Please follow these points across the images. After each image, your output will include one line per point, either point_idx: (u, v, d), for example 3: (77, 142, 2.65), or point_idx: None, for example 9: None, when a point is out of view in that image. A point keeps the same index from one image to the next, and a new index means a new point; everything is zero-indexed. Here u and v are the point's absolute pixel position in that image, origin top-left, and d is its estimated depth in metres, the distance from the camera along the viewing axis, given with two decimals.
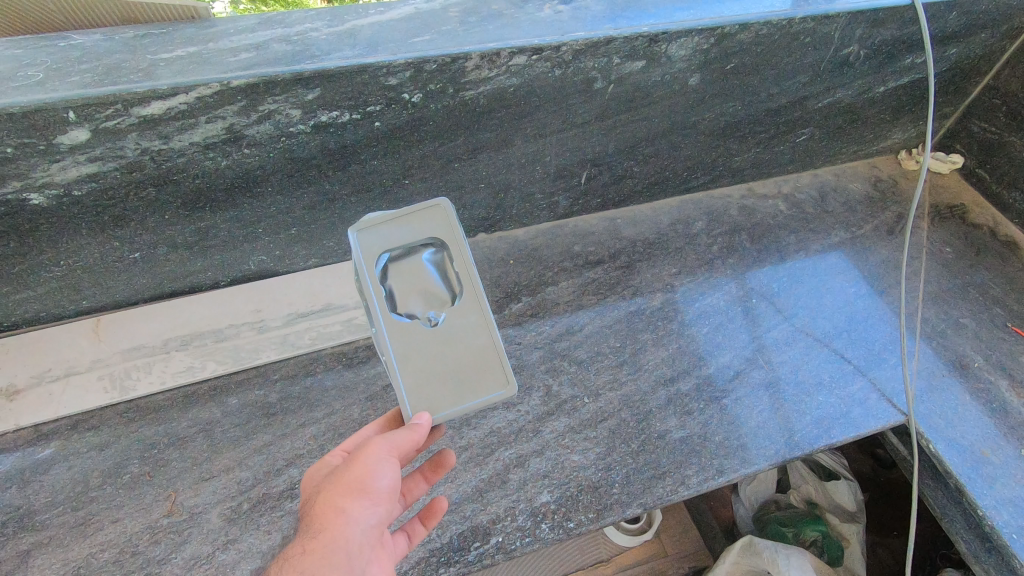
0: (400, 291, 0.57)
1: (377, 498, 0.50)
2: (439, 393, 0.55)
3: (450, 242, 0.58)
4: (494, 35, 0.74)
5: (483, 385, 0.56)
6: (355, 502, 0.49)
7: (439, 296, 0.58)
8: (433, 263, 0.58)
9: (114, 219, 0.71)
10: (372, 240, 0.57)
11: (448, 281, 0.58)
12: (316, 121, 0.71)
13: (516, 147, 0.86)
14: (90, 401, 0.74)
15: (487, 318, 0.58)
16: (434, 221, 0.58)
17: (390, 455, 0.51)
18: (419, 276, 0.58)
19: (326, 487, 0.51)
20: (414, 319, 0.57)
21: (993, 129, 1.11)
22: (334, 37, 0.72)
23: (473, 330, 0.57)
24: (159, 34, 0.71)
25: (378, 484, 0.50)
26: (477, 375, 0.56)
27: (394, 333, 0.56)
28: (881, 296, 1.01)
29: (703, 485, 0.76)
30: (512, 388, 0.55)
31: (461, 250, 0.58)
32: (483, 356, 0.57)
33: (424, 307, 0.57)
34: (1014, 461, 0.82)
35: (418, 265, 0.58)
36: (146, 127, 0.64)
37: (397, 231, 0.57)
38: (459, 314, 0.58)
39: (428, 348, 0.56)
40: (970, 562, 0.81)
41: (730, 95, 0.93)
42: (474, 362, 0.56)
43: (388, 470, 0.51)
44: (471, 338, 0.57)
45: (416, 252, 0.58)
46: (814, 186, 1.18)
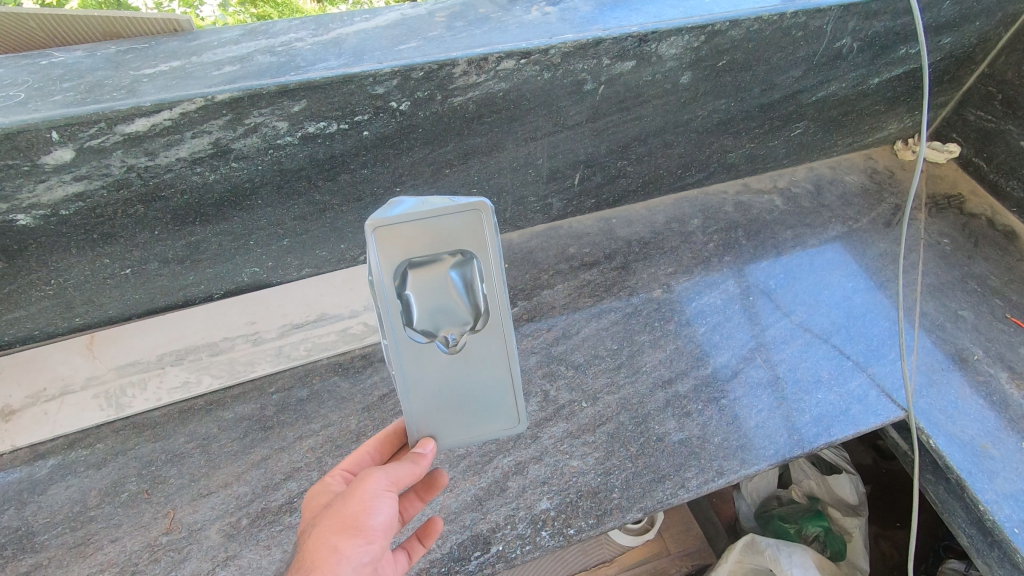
0: (420, 306, 0.52)
1: (371, 536, 0.51)
2: (449, 422, 0.57)
3: (483, 258, 0.52)
4: (482, 40, 0.74)
5: (492, 419, 0.58)
6: (351, 539, 0.49)
7: (463, 315, 0.53)
8: (461, 277, 0.52)
9: (104, 237, 0.71)
10: (393, 245, 0.50)
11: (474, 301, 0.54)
12: (304, 132, 0.70)
13: (508, 151, 0.86)
14: (85, 419, 0.74)
15: (509, 349, 0.57)
16: (468, 231, 0.52)
17: (388, 491, 0.53)
18: (444, 291, 0.52)
19: (321, 520, 0.51)
20: (432, 338, 0.54)
21: (989, 118, 1.10)
22: (320, 47, 0.71)
23: (494, 362, 0.57)
24: (142, 49, 0.70)
25: (374, 521, 0.51)
26: (490, 408, 0.58)
27: (408, 351, 0.54)
28: (879, 290, 1.00)
29: (703, 488, 0.76)
30: (521, 427, 0.59)
31: (496, 269, 0.53)
32: (498, 390, 0.58)
33: (445, 326, 0.54)
34: (1015, 454, 0.82)
35: (443, 280, 0.52)
36: (131, 144, 0.63)
37: (423, 241, 0.51)
38: (480, 341, 0.56)
39: (441, 372, 0.55)
40: (973, 557, 0.81)
41: (723, 92, 0.93)
42: (488, 394, 0.58)
43: (385, 506, 0.52)
44: (487, 368, 0.57)
45: (442, 263, 0.51)
46: (810, 179, 1.18)
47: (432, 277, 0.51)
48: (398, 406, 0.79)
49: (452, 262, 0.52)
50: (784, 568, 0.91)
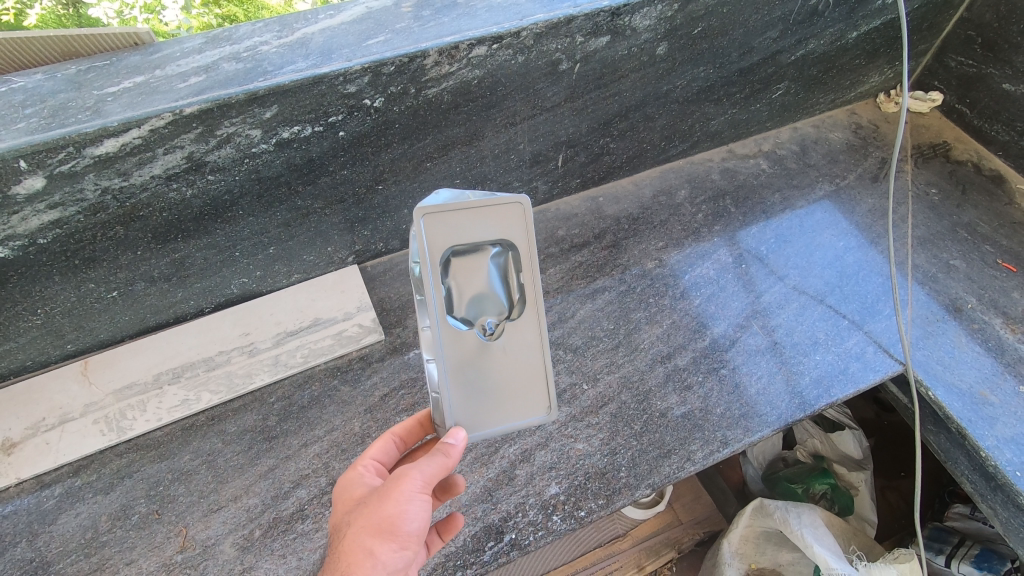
0: (460, 294, 0.55)
1: (405, 543, 0.51)
2: (488, 405, 0.57)
3: (521, 246, 0.56)
4: (451, 28, 0.72)
5: (525, 408, 0.58)
6: (384, 544, 0.50)
7: (496, 304, 0.57)
8: (496, 264, 0.56)
9: (85, 262, 0.69)
10: (439, 234, 0.53)
11: (509, 289, 0.57)
12: (278, 138, 0.69)
13: (488, 139, 0.85)
14: (87, 446, 0.74)
15: (543, 340, 0.58)
16: (509, 223, 0.55)
17: (421, 494, 0.53)
18: (484, 276, 0.56)
19: (356, 521, 0.52)
20: (471, 325, 0.56)
21: (970, 63, 1.09)
22: (286, 49, 0.69)
23: (527, 353, 0.58)
24: (103, 67, 0.68)
25: (407, 529, 0.52)
26: (529, 392, 0.58)
27: (450, 338, 0.55)
28: (871, 247, 1.00)
29: (709, 459, 0.77)
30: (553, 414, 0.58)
31: (530, 267, 0.56)
32: (532, 372, 0.58)
33: (481, 313, 0.56)
34: (1013, 398, 0.82)
35: (482, 265, 0.56)
36: (103, 166, 0.62)
37: (466, 228, 0.54)
38: (516, 328, 0.58)
39: (483, 358, 0.56)
40: (977, 501, 0.83)
41: (700, 59, 0.91)
42: (525, 379, 0.58)
43: (418, 511, 0.53)
44: (525, 356, 0.58)
45: (482, 253, 0.55)
46: (795, 140, 1.17)
47: (462, 264, 0.55)
48: (400, 404, 0.80)
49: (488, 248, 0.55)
50: (793, 529, 0.90)
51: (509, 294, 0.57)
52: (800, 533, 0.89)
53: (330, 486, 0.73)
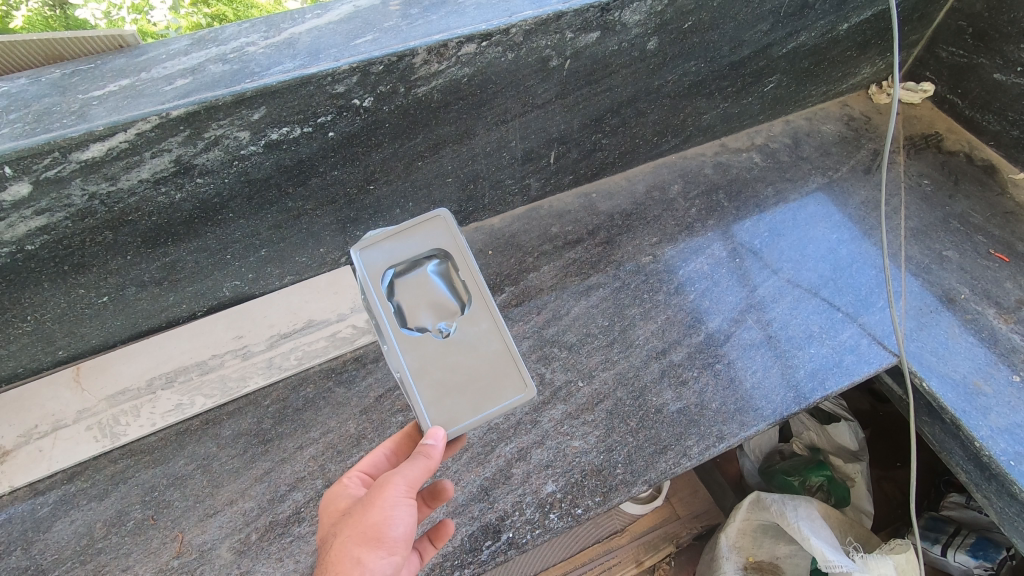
0: (407, 307, 0.57)
1: (393, 549, 0.50)
2: (463, 398, 0.55)
3: (453, 250, 0.59)
4: (439, 26, 0.71)
5: (500, 392, 0.56)
6: (371, 552, 0.49)
7: (445, 305, 0.58)
8: (437, 271, 0.59)
9: (74, 267, 0.69)
10: (376, 259, 0.57)
11: (455, 290, 0.59)
12: (267, 140, 0.68)
13: (479, 137, 0.84)
14: (81, 453, 0.73)
15: (499, 326, 0.58)
16: (438, 232, 0.59)
17: (406, 497, 0.52)
18: (429, 287, 0.58)
19: (342, 531, 0.51)
20: (425, 331, 0.57)
21: (961, 53, 1.09)
22: (273, 50, 0.69)
23: (488, 341, 0.58)
24: (88, 71, 0.68)
25: (394, 535, 0.50)
26: (498, 375, 0.56)
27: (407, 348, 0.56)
28: (864, 239, 1.00)
29: (704, 454, 0.77)
30: (532, 392, 0.56)
31: (468, 264, 0.59)
32: (499, 360, 0.57)
33: (433, 319, 0.58)
34: (1006, 388, 0.83)
35: (423, 277, 0.58)
36: (90, 171, 0.61)
37: (398, 246, 0.58)
38: (470, 322, 0.58)
39: (444, 358, 0.56)
40: (972, 490, 0.83)
41: (691, 54, 0.91)
42: (494, 366, 0.57)
43: (404, 515, 0.51)
44: (484, 345, 0.57)
45: (421, 265, 0.59)
46: (787, 133, 1.17)
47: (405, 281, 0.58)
48: (396, 405, 0.79)
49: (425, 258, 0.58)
50: (790, 521, 0.90)
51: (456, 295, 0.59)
52: (797, 525, 0.89)
53: (326, 488, 0.72)
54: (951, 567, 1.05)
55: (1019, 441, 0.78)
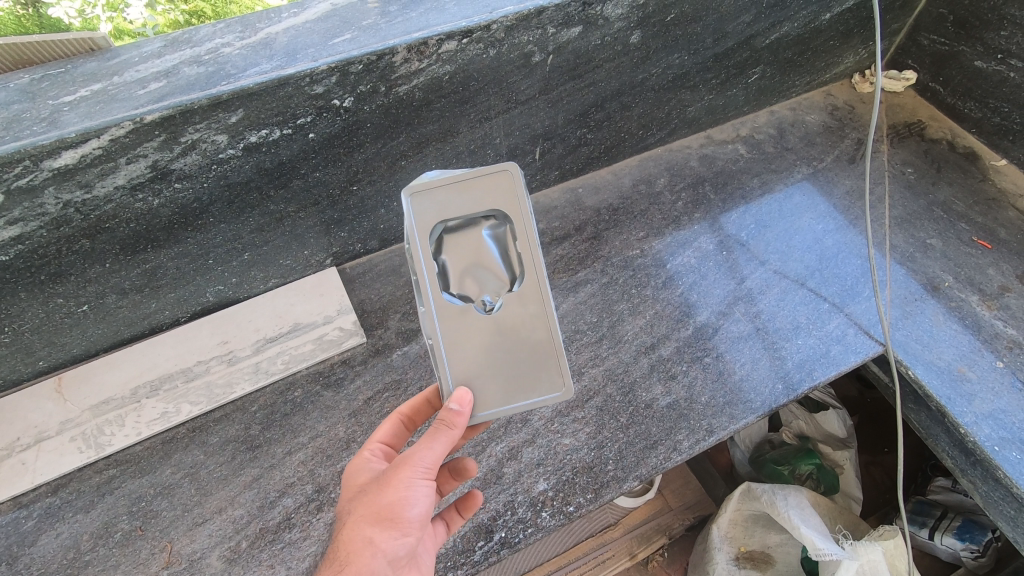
0: (454, 269, 0.57)
1: (408, 528, 0.53)
2: (492, 381, 0.56)
3: (514, 217, 0.56)
4: (419, 23, 0.70)
5: (536, 386, 0.57)
6: (385, 533, 0.52)
7: (495, 274, 0.57)
8: (494, 239, 0.57)
9: (52, 277, 0.67)
10: (427, 212, 0.55)
11: (508, 262, 0.57)
12: (246, 143, 0.67)
13: (463, 135, 0.83)
14: (65, 464, 0.72)
15: (548, 314, 0.57)
16: (498, 193, 0.55)
17: (423, 478, 0.54)
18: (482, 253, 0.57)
19: (358, 508, 0.53)
20: (470, 301, 0.57)
21: (943, 41, 1.10)
22: (249, 50, 0.67)
23: (534, 328, 0.57)
24: (57, 75, 0.66)
25: (409, 514, 0.53)
26: (540, 368, 0.57)
27: (449, 314, 0.56)
28: (850, 229, 1.01)
29: (695, 448, 0.77)
30: (568, 389, 0.57)
31: (528, 234, 0.56)
32: (540, 351, 0.57)
33: (479, 288, 0.57)
34: (990, 373, 0.84)
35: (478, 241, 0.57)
36: (63, 179, 0.60)
37: (455, 202, 0.55)
38: (520, 303, 0.57)
39: (487, 336, 0.57)
40: (958, 476, 0.84)
41: (675, 46, 0.90)
42: (536, 357, 0.57)
43: (422, 493, 0.54)
44: (533, 331, 0.57)
45: (477, 226, 0.57)
46: (772, 124, 1.17)
47: (465, 236, 0.57)
48: (385, 408, 0.79)
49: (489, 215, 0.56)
50: (781, 510, 0.91)
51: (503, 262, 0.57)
52: (787, 514, 0.90)
53: (316, 493, 0.72)
54: (938, 550, 1.07)
55: (1003, 426, 0.79)
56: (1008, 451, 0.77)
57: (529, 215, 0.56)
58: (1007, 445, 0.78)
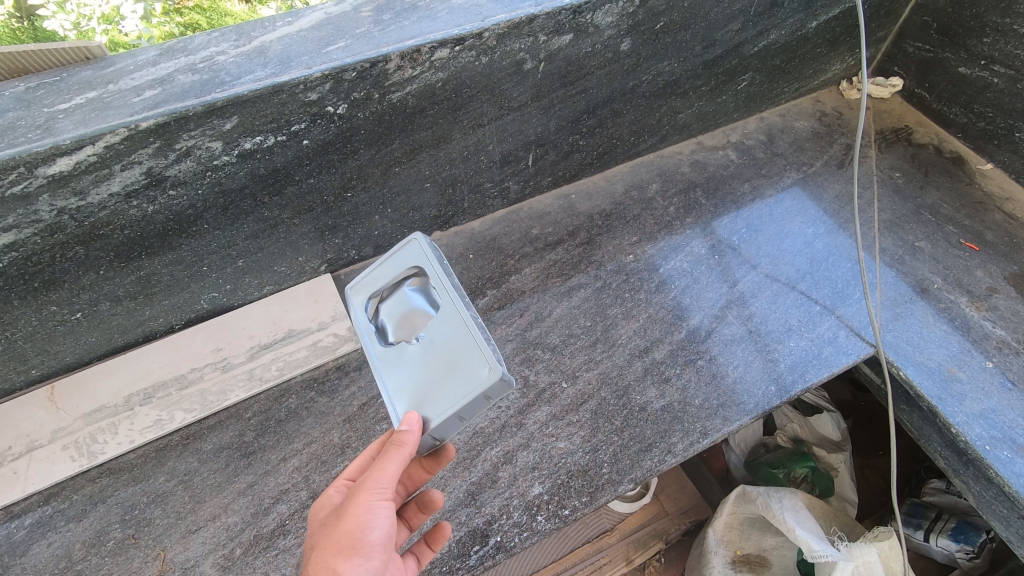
0: (389, 326, 0.61)
1: (371, 552, 0.51)
2: (432, 400, 0.55)
3: (424, 262, 0.59)
4: (412, 31, 0.71)
5: (470, 379, 0.52)
6: (348, 560, 0.50)
7: (421, 314, 0.59)
8: (417, 286, 0.60)
9: (45, 285, 0.67)
10: (364, 288, 0.63)
11: (429, 298, 0.59)
12: (240, 149, 0.67)
13: (456, 141, 0.84)
14: (58, 472, 0.72)
15: (467, 315, 0.55)
16: (410, 248, 0.61)
17: (381, 501, 0.52)
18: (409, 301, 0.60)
19: (319, 540, 0.51)
20: (405, 343, 0.59)
21: (928, 48, 1.12)
22: (243, 58, 0.68)
23: (458, 335, 0.55)
24: (53, 84, 0.67)
25: (370, 538, 0.51)
26: (468, 366, 0.53)
27: (387, 360, 0.59)
28: (840, 232, 1.02)
29: (689, 451, 0.77)
30: (495, 370, 0.50)
31: (438, 268, 0.58)
32: (466, 352, 0.54)
33: (411, 333, 0.59)
34: (980, 373, 0.85)
35: (402, 296, 0.61)
36: (58, 186, 0.60)
37: (381, 272, 0.63)
38: (440, 321, 0.56)
39: (424, 365, 0.57)
40: (950, 476, 0.85)
41: (664, 54, 0.92)
42: (464, 358, 0.54)
43: (382, 514, 0.52)
44: (451, 340, 0.55)
45: (403, 284, 0.61)
46: (762, 130, 1.18)
47: (396, 296, 0.61)
48: (379, 413, 0.79)
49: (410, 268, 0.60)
50: (776, 513, 0.91)
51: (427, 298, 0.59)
52: (782, 517, 0.90)
53: (311, 499, 0.72)
54: (933, 552, 1.07)
55: (994, 426, 0.80)
56: (999, 450, 0.78)
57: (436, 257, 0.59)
58: (998, 444, 0.78)
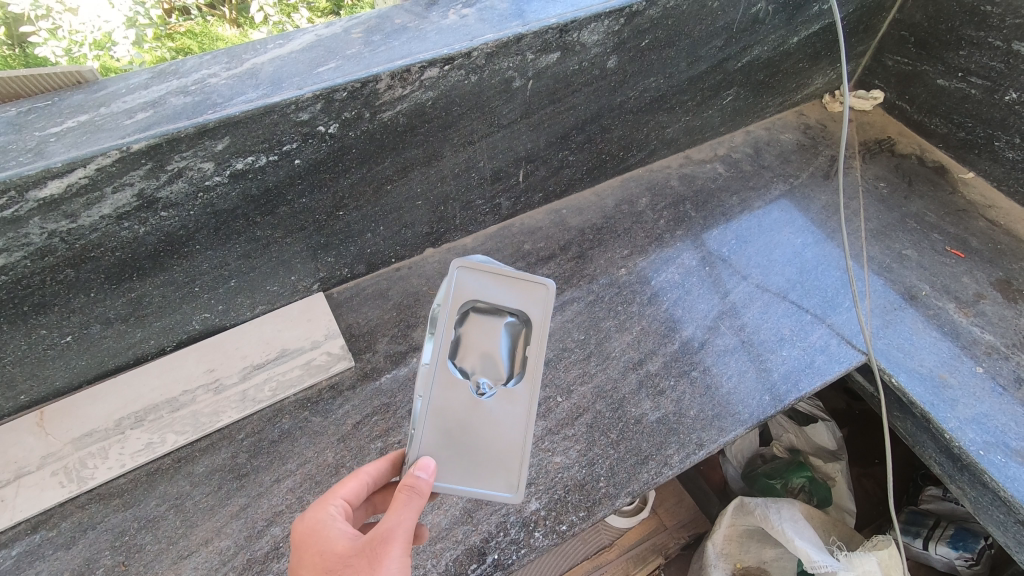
0: (465, 346, 0.59)
1: None
2: (455, 463, 0.56)
3: (533, 323, 0.60)
4: (402, 51, 0.73)
5: (492, 479, 0.57)
6: None
7: (496, 366, 0.60)
8: (510, 332, 0.61)
9: (35, 308, 0.67)
10: (467, 288, 0.58)
11: (512, 359, 0.60)
12: (232, 169, 0.68)
13: (447, 159, 0.85)
14: (46, 499, 0.70)
15: (529, 415, 0.59)
16: (533, 301, 0.60)
17: (398, 547, 0.51)
18: (495, 340, 0.60)
19: None
20: (467, 377, 0.58)
21: (907, 61, 1.15)
22: (235, 80, 0.69)
23: (510, 427, 0.58)
24: (44, 108, 0.67)
25: None
26: (498, 465, 0.57)
27: (444, 379, 0.57)
28: (828, 242, 1.03)
29: (685, 463, 0.77)
30: (517, 494, 0.56)
31: (540, 343, 0.60)
32: (508, 453, 0.58)
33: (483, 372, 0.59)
34: (970, 379, 0.85)
35: (494, 328, 0.60)
36: (48, 209, 0.60)
37: (495, 290, 0.59)
38: (509, 399, 0.59)
39: (467, 417, 0.57)
40: (946, 482, 0.85)
41: (651, 70, 0.94)
42: (500, 454, 0.57)
43: (396, 561, 0.51)
44: (507, 427, 0.58)
45: (497, 319, 0.60)
46: (748, 143, 1.20)
47: (485, 323, 0.60)
48: (374, 431, 0.79)
49: (523, 316, 0.60)
50: (774, 524, 0.91)
51: (506, 357, 0.60)
52: (781, 528, 0.90)
53: None
54: (933, 560, 1.07)
55: (987, 431, 0.80)
56: (993, 455, 0.78)
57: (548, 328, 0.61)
58: (992, 448, 0.79)
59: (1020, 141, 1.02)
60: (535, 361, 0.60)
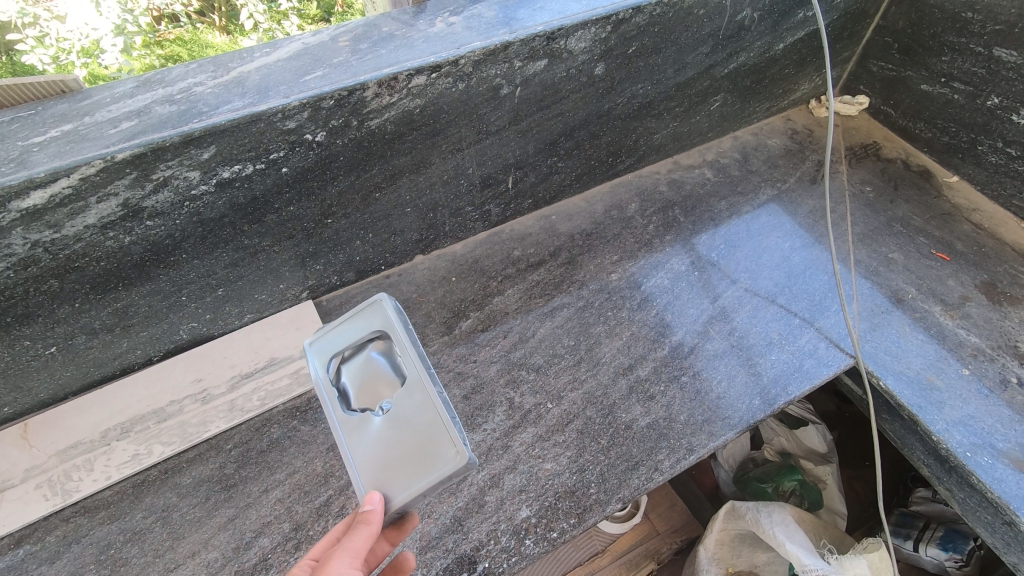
0: (352, 389, 0.57)
1: None
2: (398, 473, 0.51)
3: (385, 330, 0.57)
4: (389, 59, 0.73)
5: (431, 461, 0.50)
6: None
7: (388, 384, 0.56)
8: (381, 352, 0.57)
9: (18, 319, 0.66)
10: (324, 348, 0.59)
11: (397, 369, 0.56)
12: (218, 178, 0.68)
13: (435, 166, 0.85)
14: (30, 513, 0.69)
15: (434, 395, 0.52)
16: (369, 318, 0.58)
17: (351, 566, 0.50)
18: (374, 370, 0.57)
19: None
20: (368, 411, 0.55)
21: (891, 67, 1.16)
22: (221, 89, 0.69)
23: (423, 411, 0.52)
24: (28, 118, 0.66)
25: None
26: (427, 449, 0.50)
27: (348, 427, 0.55)
28: (816, 246, 1.04)
29: (675, 468, 0.77)
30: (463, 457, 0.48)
31: (406, 339, 0.55)
32: (428, 431, 0.51)
33: (377, 399, 0.55)
34: (957, 381, 0.86)
35: (366, 359, 0.57)
36: (31, 219, 0.60)
37: (349, 329, 0.58)
38: (407, 396, 0.54)
39: (382, 437, 0.53)
40: (935, 484, 0.85)
41: (638, 77, 0.94)
42: (423, 438, 0.51)
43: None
44: (416, 416, 0.52)
45: (366, 347, 0.58)
46: (736, 149, 1.21)
47: (361, 360, 0.57)
48: None
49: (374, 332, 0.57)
50: (765, 528, 0.91)
51: (388, 369, 0.56)
52: (772, 532, 0.90)
53: (294, 531, 0.70)
54: (924, 562, 1.07)
55: (974, 433, 0.81)
56: (980, 456, 0.79)
57: (404, 326, 0.56)
58: (979, 450, 0.79)
59: (1002, 145, 1.04)
60: (412, 354, 0.54)
